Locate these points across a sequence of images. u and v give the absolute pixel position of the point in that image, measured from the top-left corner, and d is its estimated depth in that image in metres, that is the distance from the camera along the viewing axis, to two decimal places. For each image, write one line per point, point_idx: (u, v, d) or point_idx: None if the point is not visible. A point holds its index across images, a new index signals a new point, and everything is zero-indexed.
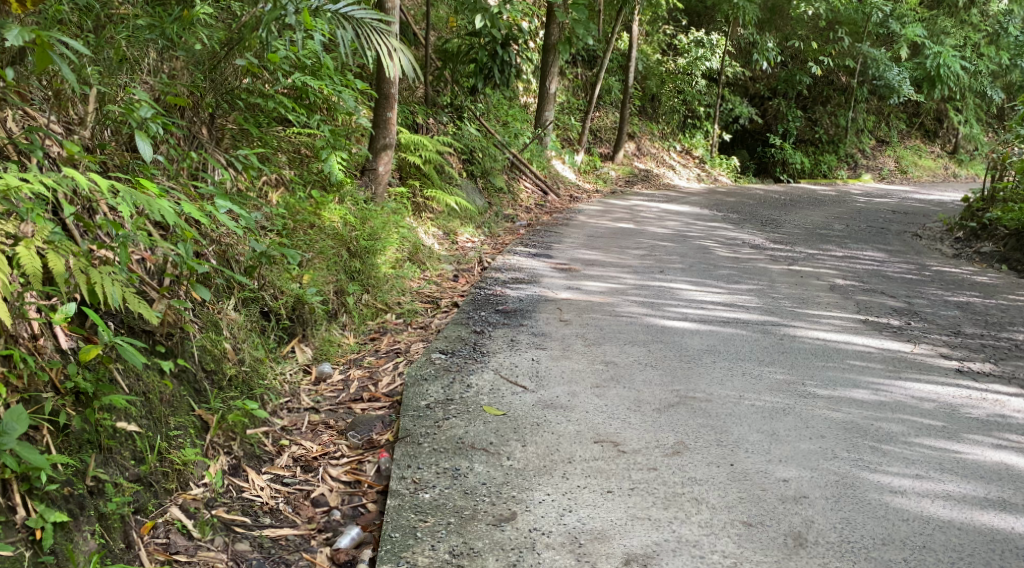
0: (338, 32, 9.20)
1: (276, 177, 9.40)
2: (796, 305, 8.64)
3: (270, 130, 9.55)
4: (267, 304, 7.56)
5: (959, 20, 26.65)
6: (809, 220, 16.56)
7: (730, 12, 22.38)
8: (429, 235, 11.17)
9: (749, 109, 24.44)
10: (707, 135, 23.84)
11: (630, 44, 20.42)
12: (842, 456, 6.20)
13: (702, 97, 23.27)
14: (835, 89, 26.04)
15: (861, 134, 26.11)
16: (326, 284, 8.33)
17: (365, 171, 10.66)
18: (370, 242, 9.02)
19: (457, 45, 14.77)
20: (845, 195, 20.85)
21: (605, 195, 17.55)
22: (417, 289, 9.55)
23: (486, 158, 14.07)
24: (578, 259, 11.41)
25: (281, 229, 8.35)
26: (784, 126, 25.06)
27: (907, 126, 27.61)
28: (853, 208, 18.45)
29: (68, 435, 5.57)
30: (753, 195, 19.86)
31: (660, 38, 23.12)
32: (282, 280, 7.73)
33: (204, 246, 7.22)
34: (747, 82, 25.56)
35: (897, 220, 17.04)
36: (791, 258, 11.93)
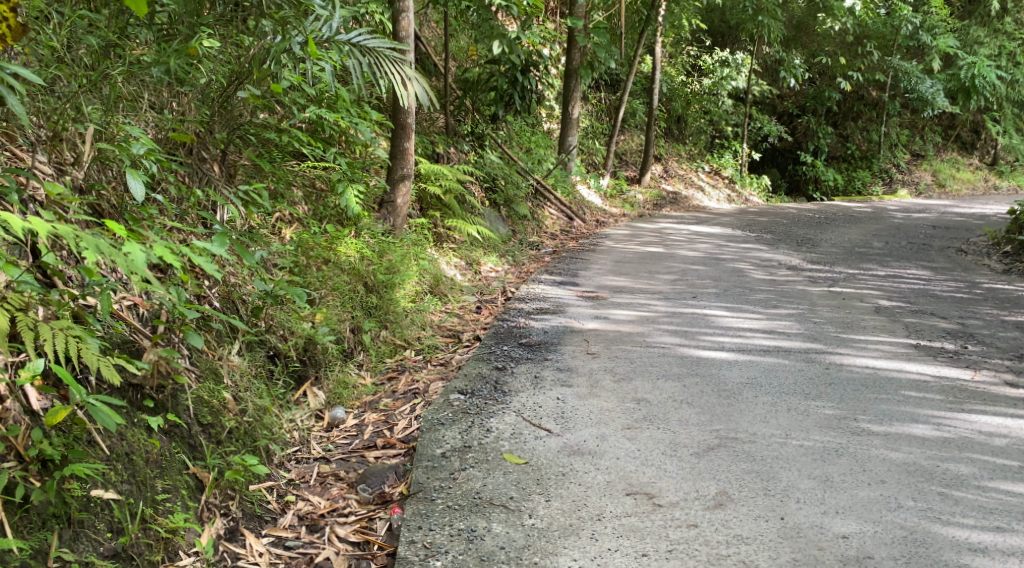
0: (352, 63, 8.74)
1: (290, 214, 8.93)
2: (842, 331, 8.11)
3: (284, 164, 9.04)
4: (275, 345, 7.09)
5: (992, 29, 25.92)
6: (846, 238, 16.00)
7: (754, 30, 21.85)
8: (451, 265, 10.72)
9: (778, 127, 23.86)
10: (736, 155, 23.23)
11: (653, 67, 19.91)
12: (908, 506, 5.65)
13: (730, 117, 22.90)
14: (866, 104, 25.46)
15: (895, 149, 25.52)
16: (340, 322, 7.86)
17: (383, 204, 10.12)
18: (388, 275, 8.57)
19: (476, 72, 14.35)
20: (881, 212, 20.27)
21: (632, 218, 17.06)
22: (438, 324, 9.07)
23: (508, 186, 13.63)
24: (606, 286, 10.93)
25: (294, 265, 7.89)
26: (814, 144, 24.65)
27: (943, 139, 26.91)
28: (891, 225, 17.88)
29: (28, 510, 5.21)
30: (786, 214, 19.32)
31: (683, 60, 22.54)
32: (293, 319, 7.29)
33: (206, 288, 6.78)
34: (775, 100, 25.01)
35: (938, 235, 16.47)
36: (832, 281, 11.42)
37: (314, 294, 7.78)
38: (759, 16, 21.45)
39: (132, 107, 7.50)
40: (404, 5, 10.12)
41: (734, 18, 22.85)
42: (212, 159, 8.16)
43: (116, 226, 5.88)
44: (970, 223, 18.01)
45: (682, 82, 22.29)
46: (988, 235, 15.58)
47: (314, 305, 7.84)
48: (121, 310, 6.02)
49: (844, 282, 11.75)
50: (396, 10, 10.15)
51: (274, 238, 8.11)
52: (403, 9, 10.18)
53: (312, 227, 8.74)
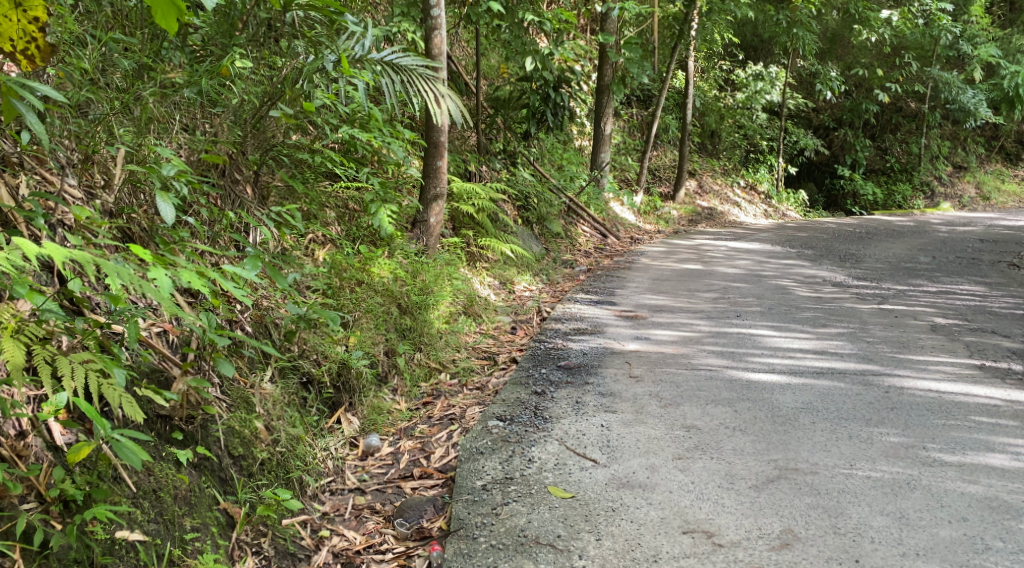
0: (385, 81, 8.52)
1: (322, 236, 8.51)
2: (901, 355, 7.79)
3: (316, 185, 8.78)
4: (308, 371, 6.82)
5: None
6: (891, 253, 15.61)
7: (788, 43, 21.45)
8: (485, 285, 10.45)
9: (814, 141, 23.41)
10: (772, 169, 22.67)
11: (687, 82, 19.60)
12: (996, 548, 5.34)
13: (765, 131, 22.27)
14: (904, 116, 25.05)
15: (935, 161, 24.99)
16: (373, 345, 7.58)
17: (416, 223, 9.81)
18: (422, 297, 8.30)
19: (508, 91, 14.10)
20: (923, 225, 19.81)
21: (667, 235, 16.73)
22: (472, 345, 8.77)
23: (541, 204, 13.33)
24: (645, 306, 10.61)
25: (327, 287, 7.66)
26: (853, 156, 24.41)
27: (986, 150, 26.35)
28: (935, 239, 17.44)
29: (48, 554, 5.05)
30: (826, 229, 18.93)
31: (716, 75, 22.19)
32: (325, 344, 7.02)
33: (237, 312, 6.55)
34: (810, 113, 24.58)
35: (986, 249, 16.04)
36: (883, 302, 11.12)
37: (348, 317, 7.51)
38: (795, 27, 21.03)
39: (161, 130, 7.22)
40: (436, 22, 9.85)
41: (767, 31, 22.51)
42: (245, 180, 7.90)
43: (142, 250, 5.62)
44: (1018, 237, 17.54)
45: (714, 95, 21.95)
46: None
47: (347, 328, 7.57)
48: (152, 335, 5.89)
49: (892, 301, 11.37)
50: (426, 27, 9.88)
51: (307, 261, 7.92)
52: (435, 26, 9.92)
53: (345, 247, 8.44)
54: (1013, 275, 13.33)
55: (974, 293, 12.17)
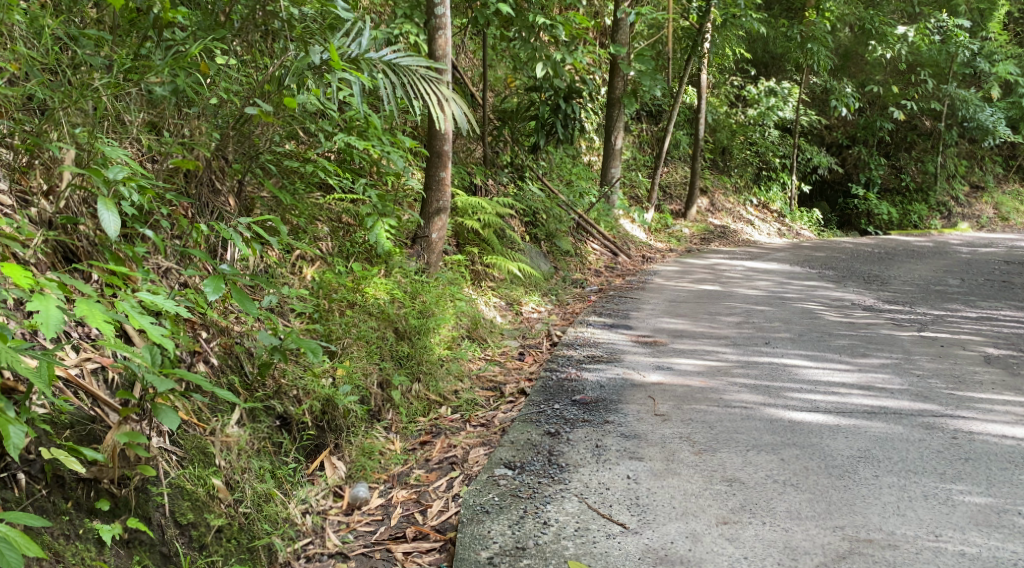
0: (381, 77, 7.62)
1: (312, 251, 7.61)
2: (964, 401, 7.01)
3: (308, 197, 7.91)
4: (284, 411, 6.16)
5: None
6: (915, 274, 14.79)
7: (802, 59, 20.33)
8: (490, 305, 9.60)
9: (828, 159, 22.43)
10: (784, 187, 21.76)
11: (700, 97, 18.64)
12: None
13: (778, 148, 21.16)
14: (919, 134, 23.98)
15: (952, 180, 23.97)
16: (364, 377, 6.76)
17: (416, 239, 8.87)
18: (422, 319, 7.46)
19: (516, 101, 13.19)
20: (941, 246, 18.94)
21: (680, 253, 15.85)
22: (477, 374, 7.90)
23: (550, 220, 12.43)
24: (663, 330, 9.72)
25: (315, 310, 6.93)
26: (867, 175, 23.31)
27: (1004, 170, 25.38)
28: (959, 260, 16.59)
29: None
30: (843, 248, 18.12)
31: (728, 91, 21.19)
32: (306, 379, 6.32)
33: (201, 344, 5.96)
34: (824, 131, 23.69)
35: (1013, 271, 15.28)
36: (921, 332, 10.31)
37: (334, 345, 6.72)
38: (810, 42, 19.91)
39: (116, 126, 6.40)
40: (439, 22, 8.97)
41: (780, 46, 21.45)
42: (228, 192, 7.11)
43: (21, 275, 4.85)
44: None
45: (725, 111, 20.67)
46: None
47: (335, 357, 6.77)
48: (85, 374, 5.38)
49: (931, 329, 10.52)
50: (429, 26, 8.98)
51: (293, 282, 7.11)
52: (439, 25, 9.02)
53: (337, 265, 7.54)
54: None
55: (1016, 321, 11.33)
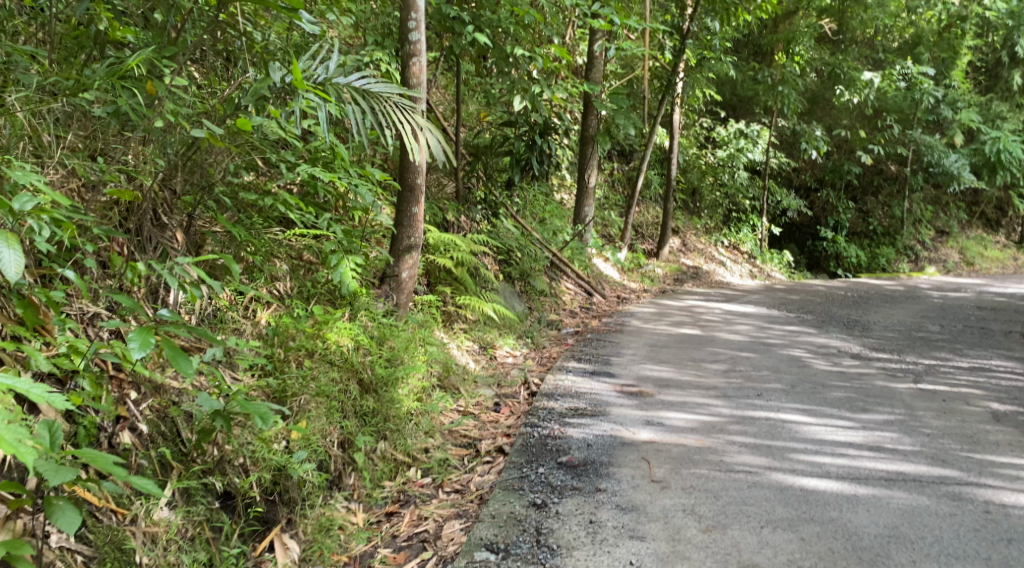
0: (351, 107, 6.98)
1: (267, 290, 6.98)
2: (988, 464, 6.48)
3: (264, 232, 7.12)
4: (227, 486, 5.71)
5: (1015, 105, 21.62)
6: (895, 320, 14.20)
7: (771, 100, 18.67)
8: (463, 350, 8.88)
9: (799, 201, 20.22)
10: (755, 231, 19.85)
11: (675, 136, 17.70)
12: None
13: (747, 190, 19.38)
14: (886, 178, 21.53)
15: (917, 225, 21.62)
16: (322, 436, 6.15)
17: (385, 278, 8.12)
18: (389, 368, 6.77)
19: (489, 137, 12.23)
20: (913, 289, 18.16)
21: (655, 294, 15.16)
22: (449, 429, 7.16)
23: (526, 258, 11.60)
24: (648, 378, 9.03)
25: (267, 363, 6.30)
26: (835, 218, 20.81)
27: (968, 216, 23.02)
28: (931, 305, 16.02)
29: None
30: (816, 291, 17.36)
31: (697, 130, 19.16)
32: (253, 446, 5.83)
33: (126, 410, 5.58)
34: (792, 172, 20.90)
35: (992, 318, 14.73)
36: (917, 382, 9.71)
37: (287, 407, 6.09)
38: (780, 84, 18.32)
39: (35, 148, 5.73)
40: (415, 48, 8.12)
41: (749, 87, 19.86)
42: (174, 226, 6.36)
43: None
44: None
45: (697, 151, 19.01)
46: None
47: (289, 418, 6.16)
48: None
49: (927, 380, 9.88)
50: (403, 53, 8.13)
51: (243, 331, 6.45)
52: (413, 52, 8.16)
53: (296, 308, 6.79)
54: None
55: (1011, 372, 10.72)
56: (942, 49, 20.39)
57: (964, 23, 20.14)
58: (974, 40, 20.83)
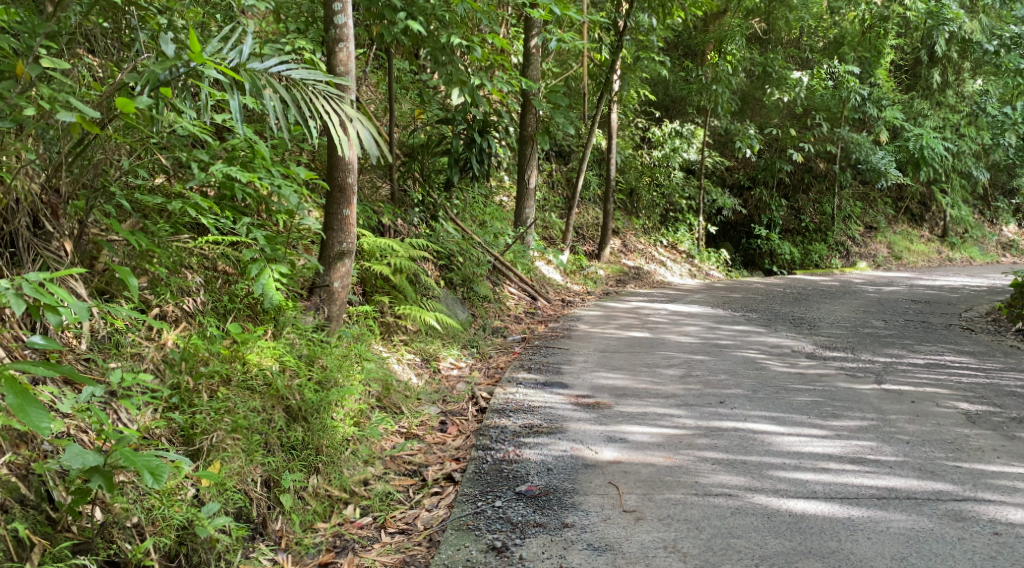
0: (270, 95, 6.23)
1: (174, 308, 6.14)
2: (983, 472, 5.93)
3: (170, 240, 6.36)
4: (116, 552, 5.04)
5: (935, 102, 20.56)
6: (840, 316, 13.65)
7: (707, 99, 17.90)
8: (403, 363, 8.12)
9: (734, 200, 19.35)
10: (692, 230, 19.00)
11: (612, 137, 16.84)
12: None
13: (683, 190, 18.57)
14: (815, 176, 20.38)
15: (848, 221, 20.57)
16: (241, 480, 5.52)
17: (314, 288, 7.28)
18: (321, 394, 6.12)
19: (424, 137, 11.34)
20: (848, 284, 17.55)
21: (600, 297, 14.50)
22: (390, 455, 6.40)
23: (467, 262, 10.77)
24: (603, 387, 8.34)
25: (175, 393, 5.63)
26: (769, 216, 19.65)
27: (894, 211, 21.88)
28: (871, 300, 15.48)
29: None
30: (756, 289, 16.71)
31: (633, 131, 18.49)
32: (149, 502, 5.16)
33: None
34: (723, 171, 19.85)
35: (937, 311, 14.24)
36: (880, 380, 9.12)
37: (200, 443, 5.48)
38: (714, 83, 17.63)
39: None
40: (341, 33, 7.32)
41: (682, 85, 19.02)
42: (62, 234, 5.73)
43: None
44: (961, 299, 15.51)
45: (633, 152, 18.28)
46: (1006, 316, 13.15)
47: (197, 457, 5.51)
48: None
49: (889, 379, 9.18)
50: (328, 38, 7.34)
51: (142, 359, 5.68)
52: (340, 37, 7.36)
53: (209, 327, 6.12)
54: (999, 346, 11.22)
55: (967, 367, 10.03)
56: (866, 50, 19.13)
57: (885, 24, 18.85)
58: (898, 38, 19.94)
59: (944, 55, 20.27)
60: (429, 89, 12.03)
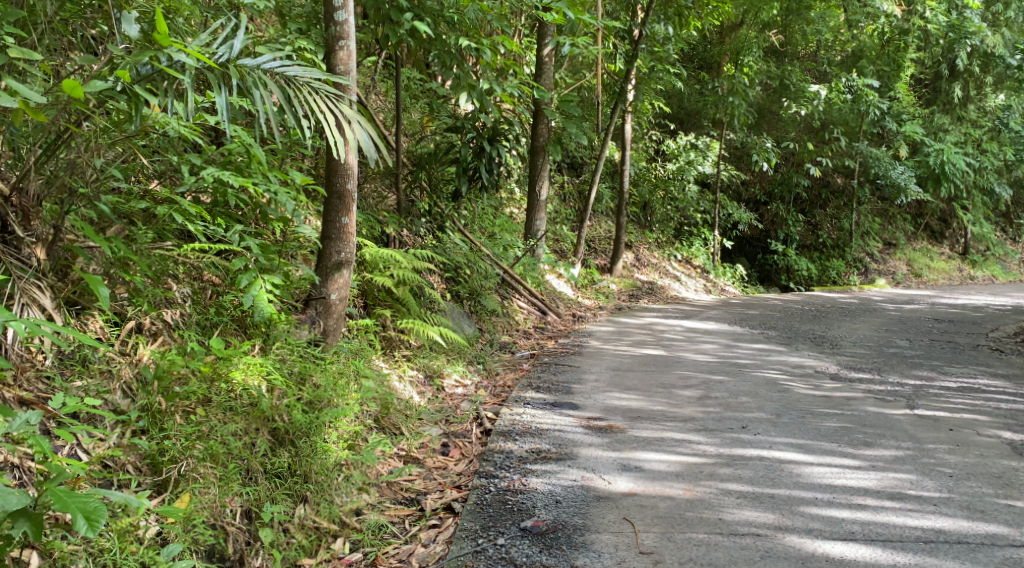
0: (261, 93, 5.82)
1: (151, 321, 5.79)
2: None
3: (157, 247, 5.93)
4: None
5: (956, 117, 19.87)
6: (861, 334, 13.09)
7: (722, 111, 17.32)
8: (405, 381, 7.67)
9: (749, 215, 18.79)
10: (707, 245, 18.42)
11: (626, 150, 16.33)
12: None
13: (698, 204, 18.00)
14: (832, 192, 19.87)
15: (866, 237, 19.93)
16: (214, 513, 5.22)
17: (310, 301, 6.83)
18: (314, 415, 5.86)
19: (433, 146, 10.84)
20: (867, 301, 16.97)
21: (613, 312, 14.01)
22: (386, 481, 6.05)
23: (475, 275, 10.28)
24: (616, 409, 7.82)
25: (146, 411, 5.37)
26: (785, 231, 19.07)
27: (913, 228, 21.21)
28: (891, 318, 14.92)
29: None
30: (773, 305, 16.18)
31: (647, 143, 17.93)
32: (100, 545, 4.85)
33: None
34: (739, 185, 19.28)
35: (963, 331, 13.68)
36: (911, 405, 8.58)
37: (172, 471, 5.22)
38: (730, 95, 17.08)
39: None
40: (341, 30, 6.87)
41: (697, 97, 18.47)
42: (35, 239, 5.38)
43: None
44: (984, 319, 14.93)
45: (646, 164, 17.74)
46: None
47: (164, 487, 5.21)
48: None
49: (921, 405, 8.59)
50: (328, 36, 6.89)
51: (106, 386, 5.36)
52: (340, 34, 6.91)
53: (190, 342, 5.80)
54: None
55: (1004, 393, 9.37)
56: (885, 63, 18.75)
57: (905, 37, 18.29)
58: (918, 52, 19.31)
59: (965, 69, 19.55)
60: (439, 98, 11.51)
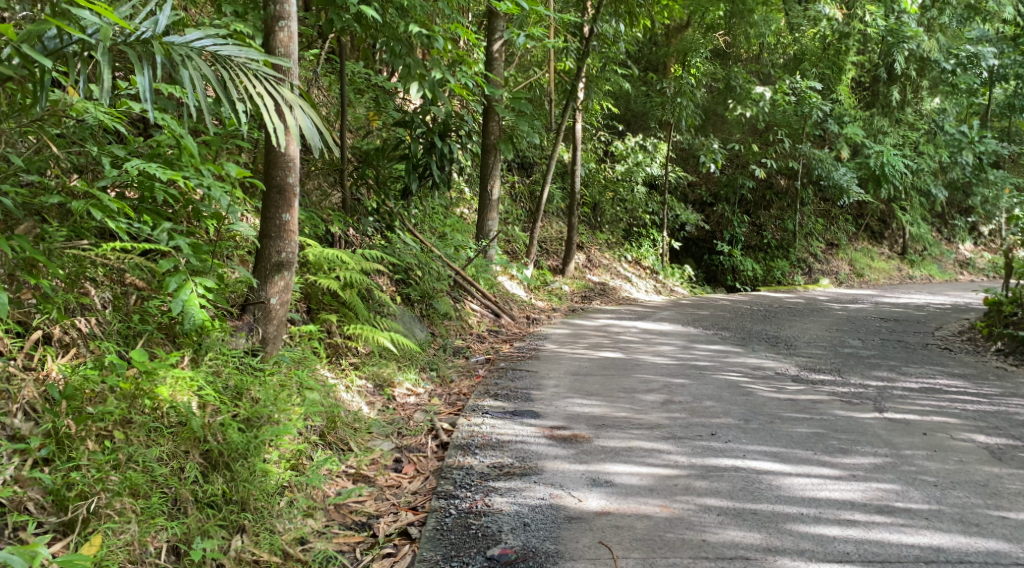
0: (191, 74, 5.25)
1: (63, 331, 5.28)
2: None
3: (72, 246, 5.38)
4: None
5: (894, 120, 19.25)
6: (811, 334, 12.69)
7: (667, 112, 16.80)
8: (353, 392, 7.12)
9: (697, 216, 18.32)
10: (656, 246, 17.87)
11: (577, 152, 15.84)
12: None
13: (648, 205, 17.52)
14: (775, 193, 19.43)
15: (809, 238, 19.45)
16: (132, 556, 4.80)
17: (247, 306, 6.26)
18: (254, 435, 5.35)
19: (381, 141, 10.27)
20: (813, 301, 16.58)
21: (567, 314, 13.54)
22: (333, 503, 5.54)
23: (427, 276, 9.73)
24: (579, 416, 7.33)
25: (49, 436, 4.92)
26: (732, 231, 18.56)
27: (854, 228, 20.53)
28: (840, 318, 14.57)
29: None
30: (723, 305, 15.79)
31: (595, 143, 17.41)
32: None
33: None
34: (685, 186, 18.95)
35: (913, 330, 13.33)
36: (879, 406, 8.17)
37: (82, 508, 4.80)
38: (676, 97, 16.61)
39: None
40: (281, 9, 6.31)
41: (645, 96, 17.99)
42: None
43: None
44: (930, 318, 14.64)
45: (596, 165, 17.32)
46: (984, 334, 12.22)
47: (70, 527, 4.79)
48: None
49: (890, 406, 8.18)
50: (267, 15, 6.33)
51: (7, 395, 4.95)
52: (280, 14, 6.35)
53: (108, 354, 5.28)
54: (993, 363, 10.09)
55: (965, 393, 8.92)
56: (825, 67, 18.10)
57: (846, 40, 17.85)
58: (862, 54, 18.80)
59: (903, 73, 18.93)
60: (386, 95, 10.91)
